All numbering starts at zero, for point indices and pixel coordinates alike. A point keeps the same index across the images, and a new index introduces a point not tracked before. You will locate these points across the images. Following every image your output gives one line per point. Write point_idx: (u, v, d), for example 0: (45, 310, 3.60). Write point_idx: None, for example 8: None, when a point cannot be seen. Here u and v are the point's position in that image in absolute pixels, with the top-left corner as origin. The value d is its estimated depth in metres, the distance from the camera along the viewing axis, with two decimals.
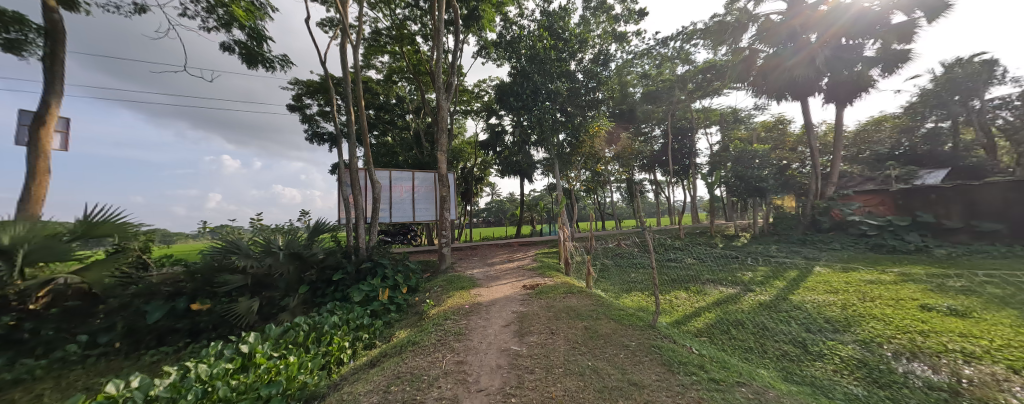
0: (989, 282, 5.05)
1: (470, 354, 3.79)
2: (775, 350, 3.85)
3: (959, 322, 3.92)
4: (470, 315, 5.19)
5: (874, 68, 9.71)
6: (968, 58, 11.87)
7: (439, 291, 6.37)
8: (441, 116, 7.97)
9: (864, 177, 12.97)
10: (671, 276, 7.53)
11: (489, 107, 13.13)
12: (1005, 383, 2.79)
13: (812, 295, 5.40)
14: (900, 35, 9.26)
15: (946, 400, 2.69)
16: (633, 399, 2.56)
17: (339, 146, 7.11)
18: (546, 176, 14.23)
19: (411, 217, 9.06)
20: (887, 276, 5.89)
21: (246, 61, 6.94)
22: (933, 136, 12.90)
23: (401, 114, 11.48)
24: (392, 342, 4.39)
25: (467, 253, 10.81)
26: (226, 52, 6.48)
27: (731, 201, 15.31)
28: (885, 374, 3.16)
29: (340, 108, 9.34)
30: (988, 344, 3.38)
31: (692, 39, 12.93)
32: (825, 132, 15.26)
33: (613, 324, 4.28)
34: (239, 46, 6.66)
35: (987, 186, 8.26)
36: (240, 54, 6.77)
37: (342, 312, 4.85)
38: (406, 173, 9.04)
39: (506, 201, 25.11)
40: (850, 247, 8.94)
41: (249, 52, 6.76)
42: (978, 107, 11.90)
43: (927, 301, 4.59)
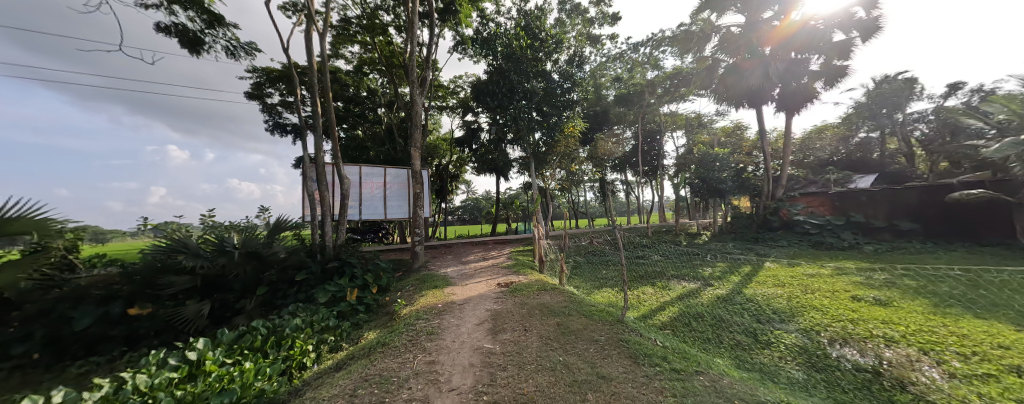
0: (906, 274, 5.75)
1: (442, 353, 3.74)
2: (729, 339, 4.15)
3: (882, 310, 4.43)
4: (443, 314, 5.12)
5: (818, 81, 10.65)
6: (894, 76, 13.41)
7: (411, 291, 6.22)
8: (415, 111, 7.76)
9: (810, 181, 14.26)
10: (639, 272, 7.87)
11: (465, 104, 12.95)
12: (916, 363, 3.21)
13: (763, 288, 5.86)
14: (840, 52, 10.21)
15: (870, 380, 3.05)
16: (601, 391, 2.66)
17: (303, 139, 6.70)
18: (521, 174, 14.32)
19: (383, 214, 8.77)
20: (825, 270, 6.54)
21: (185, 46, 6.30)
22: (865, 145, 14.45)
23: (373, 108, 11.06)
24: (360, 344, 4.22)
25: (441, 251, 10.67)
26: (161, 32, 5.88)
27: (695, 201, 16.24)
28: (821, 358, 3.51)
29: (305, 98, 8.82)
30: (904, 329, 3.85)
31: (662, 45, 13.50)
32: (777, 138, 16.57)
33: (583, 320, 4.41)
34: (178, 29, 6.03)
35: (908, 190, 9.39)
36: (178, 36, 6.13)
37: (305, 314, 4.61)
38: (377, 169, 8.72)
39: (482, 199, 24.98)
40: (796, 244, 9.81)
41: (189, 35, 6.12)
42: (901, 120, 13.47)
43: (857, 292, 5.14)
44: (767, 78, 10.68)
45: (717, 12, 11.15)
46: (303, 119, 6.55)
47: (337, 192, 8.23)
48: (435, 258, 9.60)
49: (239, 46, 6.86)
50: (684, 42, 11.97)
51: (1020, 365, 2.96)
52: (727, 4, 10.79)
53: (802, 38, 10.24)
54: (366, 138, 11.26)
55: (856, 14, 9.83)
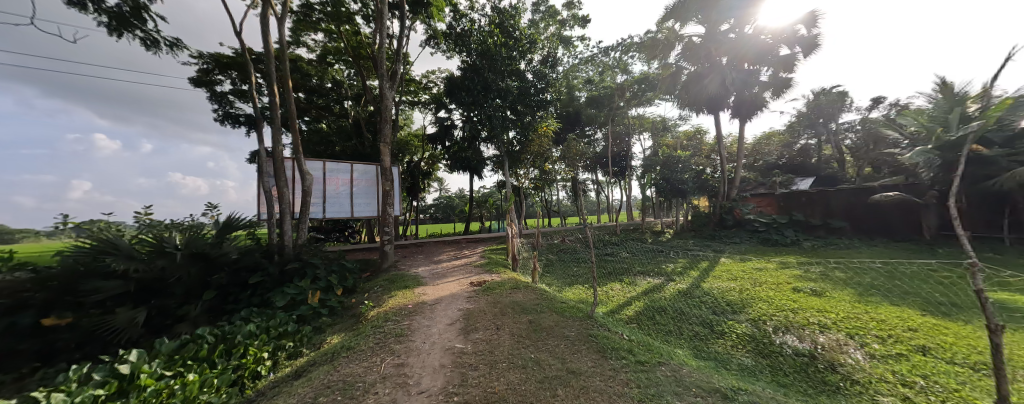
0: (838, 267, 6.45)
1: (412, 355, 3.65)
2: (688, 331, 4.42)
3: (818, 300, 4.93)
4: (413, 315, 4.99)
5: (767, 91, 11.61)
6: (829, 90, 14.96)
7: (379, 292, 6.02)
8: (385, 105, 7.46)
9: (760, 183, 15.55)
10: (609, 269, 8.18)
11: (438, 100, 12.67)
12: (844, 346, 3.61)
13: (718, 282, 6.30)
14: (786, 65, 11.20)
15: (806, 363, 3.39)
16: (571, 386, 2.73)
17: (259, 132, 6.21)
18: (495, 172, 14.30)
19: (349, 213, 8.37)
20: (771, 264, 7.18)
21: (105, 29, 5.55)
22: (805, 151, 16.03)
23: (338, 100, 10.49)
24: (322, 349, 4.01)
25: (412, 251, 10.39)
26: (72, 8, 5.15)
27: (660, 201, 17.10)
28: (766, 345, 3.84)
29: (261, 87, 8.21)
30: (836, 317, 4.31)
31: (630, 51, 14.04)
32: (732, 143, 17.89)
33: (555, 316, 4.49)
34: (97, 8, 5.31)
35: (839, 192, 10.55)
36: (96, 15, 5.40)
37: (260, 319, 4.28)
38: (343, 165, 8.29)
39: (455, 197, 24.63)
40: (747, 241, 10.66)
41: (109, 16, 5.41)
42: (834, 129, 15.09)
43: (797, 284, 5.69)
44: (723, 87, 11.46)
45: (680, 21, 11.78)
46: (259, 109, 6.08)
47: (298, 189, 7.73)
48: (405, 257, 9.33)
49: (161, 39, 6.22)
50: (651, 49, 12.51)
51: (924, 345, 3.43)
52: (689, 15, 11.45)
53: (753, 50, 11.10)
54: (331, 132, 10.67)
55: (799, 32, 10.82)
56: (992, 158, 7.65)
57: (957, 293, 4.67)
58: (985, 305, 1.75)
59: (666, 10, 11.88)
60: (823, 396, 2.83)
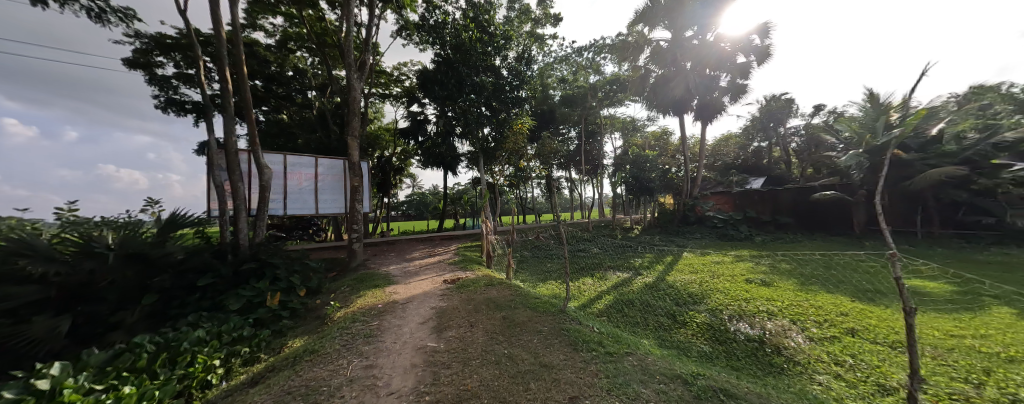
0: (784, 259, 7.07)
1: (381, 356, 3.53)
2: (654, 322, 4.65)
3: (767, 290, 5.37)
4: (383, 315, 4.84)
5: (726, 96, 12.41)
6: (779, 97, 16.33)
7: (346, 292, 5.78)
8: (352, 97, 7.13)
9: (719, 182, 16.66)
10: (581, 264, 8.42)
11: (410, 93, 12.28)
12: (788, 331, 3.97)
13: (681, 275, 6.67)
14: (742, 72, 12.02)
15: (756, 348, 3.69)
16: (543, 379, 2.77)
17: (208, 120, 5.69)
18: (470, 169, 14.16)
19: (313, 209, 7.93)
20: (728, 258, 7.72)
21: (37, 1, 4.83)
22: (758, 153, 17.35)
23: (301, 90, 9.89)
24: (282, 354, 3.77)
25: (383, 249, 10.05)
26: None
27: (630, 199, 17.78)
28: (722, 332, 4.13)
29: (211, 72, 7.54)
30: (781, 304, 4.73)
31: (602, 52, 14.38)
32: (695, 144, 18.98)
33: (529, 312, 4.54)
34: None
35: (786, 191, 11.55)
36: None
37: (210, 324, 3.93)
38: (307, 159, 7.82)
39: (428, 194, 24.04)
40: (707, 236, 11.36)
41: None
42: (783, 133, 16.48)
43: (750, 275, 6.17)
44: (687, 90, 12.08)
45: (649, 26, 12.25)
46: (208, 96, 5.56)
47: (254, 184, 7.19)
48: (376, 256, 9.01)
49: (109, 10, 5.53)
50: (622, 51, 12.90)
51: (853, 327, 3.85)
52: (657, 20, 11.97)
53: (714, 57, 11.79)
54: (292, 123, 9.98)
55: (754, 42, 11.64)
56: (910, 162, 8.72)
57: (880, 281, 5.29)
58: (903, 290, 1.92)
59: (636, 14, 12.30)
60: (769, 377, 3.10)
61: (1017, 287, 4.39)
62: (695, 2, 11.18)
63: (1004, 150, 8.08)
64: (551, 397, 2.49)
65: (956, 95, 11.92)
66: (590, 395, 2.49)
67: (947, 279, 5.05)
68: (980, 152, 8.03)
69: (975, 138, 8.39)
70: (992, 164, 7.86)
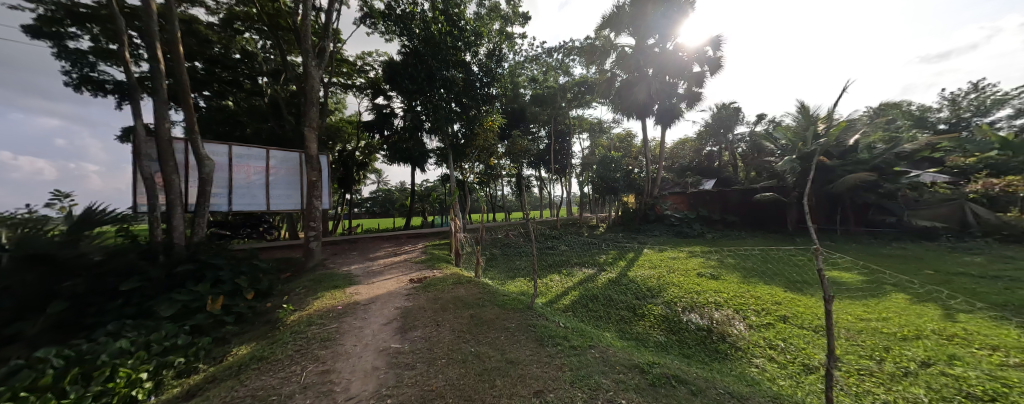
0: (731, 254, 7.74)
1: (340, 360, 3.36)
2: (616, 315, 4.87)
3: (715, 283, 5.84)
4: (343, 316, 4.61)
5: (683, 103, 13.24)
6: (728, 105, 17.79)
7: (301, 294, 5.42)
8: (310, 85, 6.68)
9: (676, 183, 17.83)
10: (549, 261, 8.61)
11: (376, 85, 11.74)
12: (732, 320, 4.35)
13: (641, 271, 7.05)
14: (697, 81, 12.87)
15: (705, 336, 4.00)
16: (509, 376, 2.79)
17: (134, 104, 5.03)
18: (439, 165, 13.87)
19: (264, 205, 7.33)
20: (682, 253, 8.29)
21: None
22: (711, 156, 18.78)
23: (250, 76, 8.85)
24: (225, 362, 3.45)
25: (344, 248, 9.54)
26: None
27: (596, 197, 18.42)
28: (676, 323, 4.43)
29: (139, 50, 6.66)
30: (727, 296, 5.17)
31: (571, 54, 14.69)
32: (656, 147, 20.11)
33: (497, 310, 4.54)
34: None
35: (733, 192, 12.65)
36: None
37: (137, 332, 3.49)
38: (256, 150, 7.19)
39: (394, 190, 23.11)
40: (665, 234, 12.08)
41: None
42: (731, 139, 17.98)
43: (701, 270, 6.67)
44: (648, 96, 12.75)
45: (615, 31, 12.75)
46: (134, 77, 4.91)
47: (193, 176, 6.50)
48: (336, 255, 8.54)
49: None
50: (590, 54, 13.29)
51: (785, 315, 4.31)
52: (622, 26, 12.51)
53: (673, 65, 12.52)
54: (241, 111, 9.05)
55: (707, 53, 12.51)
56: (832, 168, 9.95)
57: (808, 272, 5.97)
58: (826, 280, 2.14)
59: (603, 19, 12.75)
60: (715, 362, 3.38)
61: (910, 276, 5.17)
62: (657, 12, 11.79)
63: (904, 159, 9.55)
64: (516, 392, 2.51)
65: (869, 110, 13.75)
66: (554, 388, 2.56)
67: (858, 270, 5.83)
68: (886, 160, 9.36)
69: (882, 148, 9.75)
70: (894, 171, 9.25)
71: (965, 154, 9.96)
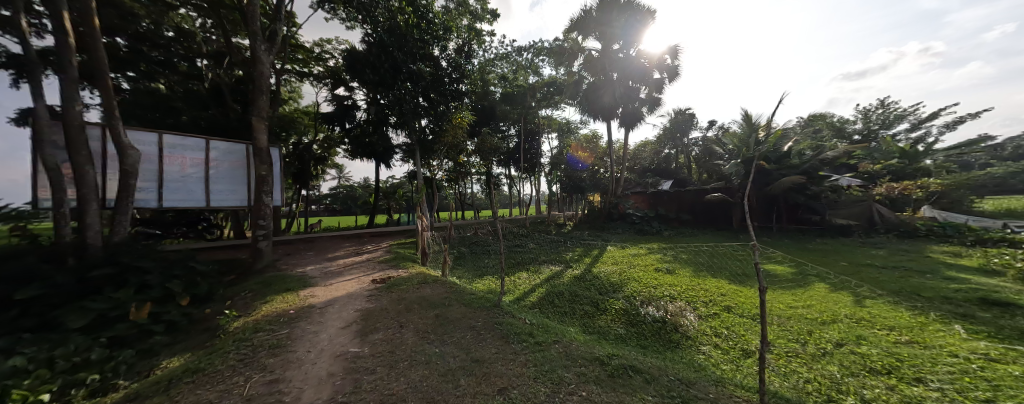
0: (685, 250, 8.30)
1: (291, 368, 3.13)
2: (580, 310, 5.03)
3: (670, 277, 6.24)
4: (296, 321, 4.31)
5: (644, 107, 13.93)
6: (684, 111, 19.02)
7: (248, 299, 4.99)
8: (260, 72, 6.15)
9: (638, 183, 18.78)
10: (516, 259, 8.69)
11: (336, 74, 11.07)
12: (683, 311, 4.68)
13: (605, 267, 7.35)
14: (657, 87, 13.58)
15: (660, 326, 4.25)
16: (474, 375, 2.77)
17: (34, 82, 4.30)
18: (406, 161, 13.43)
19: (203, 201, 6.65)
20: (642, 250, 8.75)
21: None
22: (670, 158, 20.01)
23: (187, 57, 7.92)
24: (152, 377, 3.06)
25: (299, 248, 8.93)
26: None
27: (564, 196, 18.88)
28: (635, 315, 4.67)
29: (42, 19, 5.70)
30: (680, 289, 5.54)
31: (540, 55, 14.86)
32: (620, 148, 21.00)
33: (463, 309, 4.49)
34: None
35: (688, 192, 13.57)
36: None
37: (36, 348, 2.99)
38: (194, 140, 6.48)
39: (357, 187, 21.99)
40: (627, 232, 12.66)
41: None
42: (687, 142, 19.28)
43: (658, 265, 7.09)
44: (612, 99, 13.27)
45: (583, 34, 13.09)
46: (33, 49, 4.19)
47: (113, 167, 5.72)
48: (289, 255, 7.96)
49: None
50: (558, 56, 13.54)
51: (729, 305, 4.71)
52: (590, 30, 12.89)
53: (636, 71, 13.11)
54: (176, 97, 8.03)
55: (667, 61, 13.24)
56: (770, 171, 11.02)
57: (749, 265, 6.57)
58: (760, 271, 2.35)
59: (571, 22, 13.05)
60: (669, 351, 3.61)
61: (829, 267, 5.89)
62: (622, 18, 12.28)
63: (828, 164, 10.82)
64: (481, 391, 2.50)
65: (803, 120, 15.41)
66: (519, 384, 2.59)
67: (789, 263, 6.54)
68: (813, 166, 10.55)
69: (810, 155, 10.99)
70: (819, 175, 10.46)
71: (875, 161, 11.47)
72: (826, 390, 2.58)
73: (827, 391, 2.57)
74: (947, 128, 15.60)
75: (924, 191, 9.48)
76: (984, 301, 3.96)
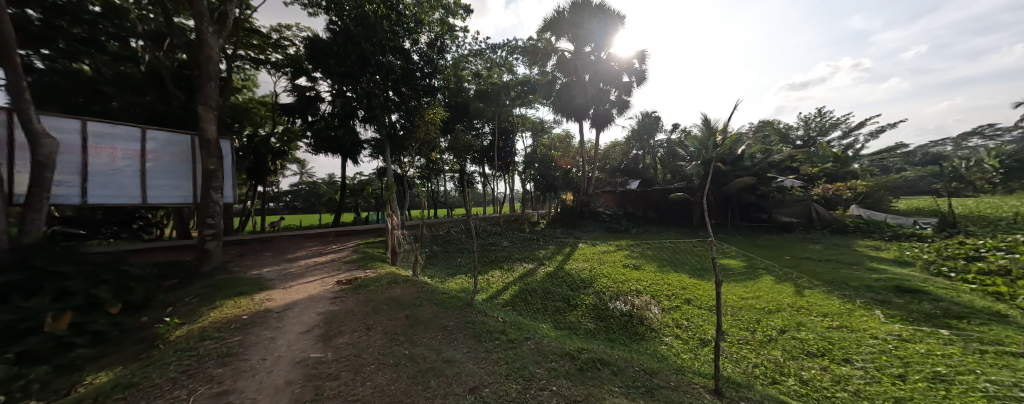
0: (650, 246, 8.72)
1: (242, 378, 2.90)
2: (552, 307, 5.11)
3: (636, 272, 6.53)
4: (250, 327, 4.00)
5: (614, 109, 14.42)
6: (651, 114, 19.91)
7: (193, 305, 4.56)
8: (208, 58, 5.70)
9: (609, 183, 19.42)
10: (490, 257, 8.66)
11: (297, 63, 10.39)
12: (648, 304, 4.91)
13: (576, 264, 7.53)
14: (627, 90, 14.09)
15: (627, 319, 4.43)
16: (444, 375, 2.72)
17: None
18: (375, 157, 12.93)
19: (138, 198, 5.98)
20: (611, 247, 9.08)
21: None
22: (638, 159, 20.88)
23: (118, 36, 7.01)
24: (72, 395, 2.69)
25: (254, 248, 8.30)
26: None
27: (537, 195, 19.07)
28: (604, 310, 4.82)
29: None
30: (646, 283, 5.82)
31: (514, 53, 14.87)
32: (592, 149, 21.57)
33: (435, 308, 4.39)
34: None
35: (653, 191, 14.26)
36: None
37: None
38: (127, 130, 5.76)
39: (321, 183, 20.81)
40: (597, 229, 13.06)
41: None
42: (654, 144, 20.21)
43: (626, 261, 7.39)
44: (584, 100, 13.61)
45: (556, 34, 13.28)
46: None
47: (22, 158, 4.99)
48: (242, 256, 7.36)
49: None
50: (532, 55, 13.65)
51: (689, 297, 5.01)
52: (562, 31, 13.11)
53: (607, 74, 13.53)
54: (101, 80, 6.86)
55: (635, 65, 13.78)
56: (726, 172, 11.84)
57: (707, 260, 7.03)
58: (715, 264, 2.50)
59: (545, 22, 13.21)
60: (635, 343, 3.76)
61: (775, 261, 6.45)
62: (593, 21, 12.63)
63: (775, 167, 11.84)
64: (451, 391, 2.46)
65: (755, 126, 16.72)
66: (489, 383, 2.57)
67: (741, 257, 7.07)
68: (762, 168, 11.49)
69: (761, 157, 11.95)
70: (767, 176, 11.41)
71: (814, 165, 12.71)
72: (771, 373, 2.82)
73: (772, 374, 2.80)
74: (872, 136, 17.66)
75: (853, 192, 10.66)
76: (898, 288, 4.52)
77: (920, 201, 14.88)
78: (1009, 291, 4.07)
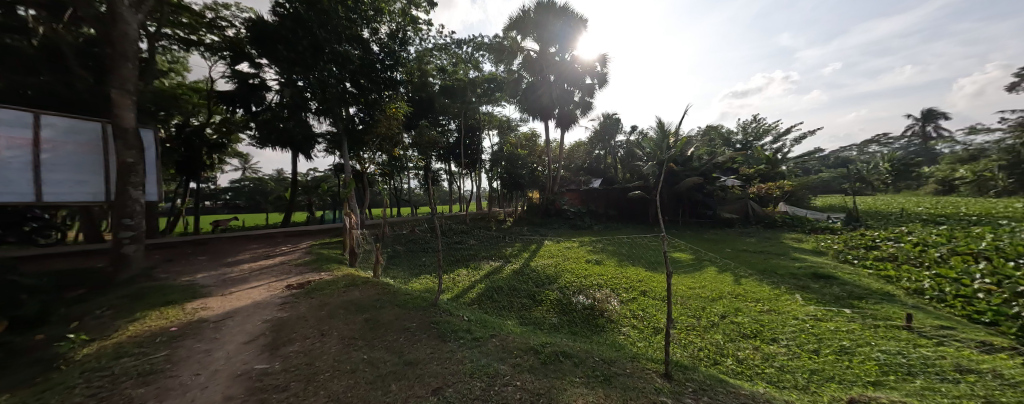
0: (611, 242, 9.12)
1: (170, 397, 2.57)
2: (517, 304, 5.15)
3: (597, 267, 6.79)
4: (181, 340, 3.57)
5: (578, 110, 14.87)
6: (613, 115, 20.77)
7: (107, 318, 3.97)
8: (123, 35, 4.97)
9: (573, 181, 19.98)
10: (455, 256, 8.53)
11: (239, 47, 9.41)
12: (608, 297, 5.15)
13: (541, 260, 7.68)
14: (590, 91, 14.58)
15: (589, 313, 4.60)
16: (406, 378, 2.64)
17: None
18: (331, 152, 12.14)
19: (29, 194, 4.99)
20: (575, 243, 9.37)
21: None
22: (601, 158, 21.71)
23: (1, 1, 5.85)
24: None
25: (186, 252, 7.40)
26: None
27: (503, 193, 19.10)
28: (567, 304, 4.96)
29: None
30: (606, 277, 6.08)
31: (480, 49, 14.69)
32: (557, 148, 22.02)
33: (397, 310, 4.22)
34: None
35: (614, 190, 14.94)
36: None
37: None
38: (11, 113, 4.78)
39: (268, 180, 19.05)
40: (562, 227, 13.40)
41: None
42: (615, 144, 21.11)
43: (588, 256, 7.67)
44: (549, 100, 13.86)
45: (522, 34, 13.36)
46: None
47: None
48: (171, 261, 6.53)
49: None
50: (498, 53, 13.60)
51: (645, 289, 5.33)
52: (528, 31, 13.22)
53: (571, 75, 13.89)
54: None
55: (597, 68, 14.29)
56: (678, 173, 12.75)
57: (662, 254, 7.51)
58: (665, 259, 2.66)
59: (511, 21, 13.23)
60: (595, 335, 3.92)
61: (719, 254, 7.07)
62: (558, 23, 12.89)
63: (719, 167, 12.96)
64: (413, 393, 2.39)
65: (704, 130, 18.13)
66: (453, 382, 2.54)
67: (691, 250, 7.66)
68: (709, 168, 12.51)
69: (708, 159, 13.02)
70: (712, 176, 12.44)
71: (752, 166, 14.11)
72: (713, 355, 3.09)
73: (714, 356, 3.07)
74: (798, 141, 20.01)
75: (782, 190, 12.00)
76: (816, 274, 5.19)
77: (833, 198, 17.22)
78: (896, 274, 4.85)
